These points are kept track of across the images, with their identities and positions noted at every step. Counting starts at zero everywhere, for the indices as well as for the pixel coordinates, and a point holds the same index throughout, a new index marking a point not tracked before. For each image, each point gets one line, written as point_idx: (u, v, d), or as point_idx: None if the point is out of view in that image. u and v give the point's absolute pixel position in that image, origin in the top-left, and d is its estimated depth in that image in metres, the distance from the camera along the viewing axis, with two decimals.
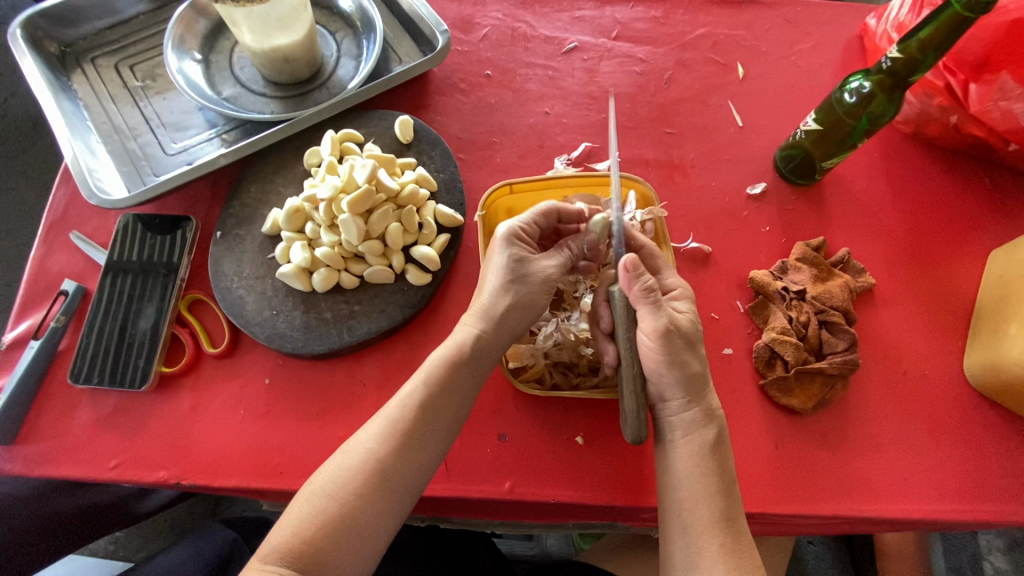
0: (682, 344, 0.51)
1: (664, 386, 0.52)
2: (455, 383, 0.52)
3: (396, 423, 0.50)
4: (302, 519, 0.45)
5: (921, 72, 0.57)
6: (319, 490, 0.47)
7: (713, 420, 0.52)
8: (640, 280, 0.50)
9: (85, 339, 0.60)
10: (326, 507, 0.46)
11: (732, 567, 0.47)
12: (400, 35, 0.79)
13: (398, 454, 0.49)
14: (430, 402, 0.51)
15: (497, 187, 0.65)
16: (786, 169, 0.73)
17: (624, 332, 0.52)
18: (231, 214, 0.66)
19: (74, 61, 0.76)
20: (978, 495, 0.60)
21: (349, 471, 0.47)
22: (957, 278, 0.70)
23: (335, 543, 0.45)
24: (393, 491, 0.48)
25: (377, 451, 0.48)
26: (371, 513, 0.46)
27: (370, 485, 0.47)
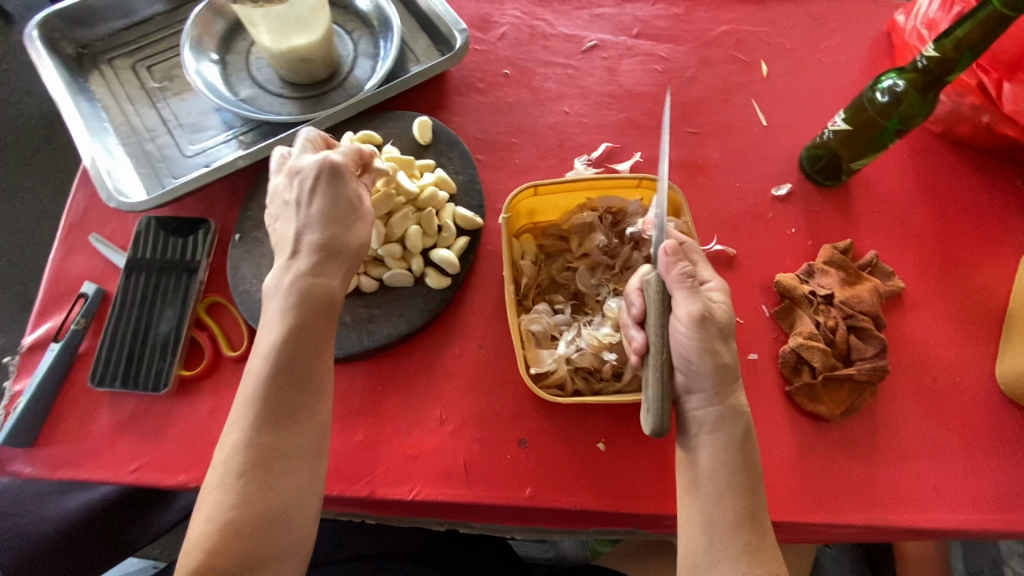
0: (716, 333, 0.51)
1: (694, 376, 0.51)
2: (286, 354, 0.49)
3: (253, 405, 0.47)
4: (207, 537, 0.45)
5: (957, 73, 0.55)
6: (212, 505, 0.46)
7: (740, 415, 0.51)
8: (677, 265, 0.51)
9: (104, 342, 0.60)
10: (228, 501, 0.45)
11: (751, 563, 0.48)
12: (418, 34, 0.78)
13: (274, 433, 0.47)
14: (267, 376, 0.48)
15: (520, 189, 0.62)
16: (812, 169, 0.71)
17: (655, 319, 0.51)
18: (249, 216, 0.66)
19: (92, 62, 0.75)
20: (1009, 505, 0.59)
21: (229, 477, 0.46)
22: (988, 282, 0.68)
23: (256, 538, 0.45)
24: (289, 462, 0.47)
25: (253, 433, 0.47)
26: (279, 489, 0.47)
27: (252, 470, 0.46)
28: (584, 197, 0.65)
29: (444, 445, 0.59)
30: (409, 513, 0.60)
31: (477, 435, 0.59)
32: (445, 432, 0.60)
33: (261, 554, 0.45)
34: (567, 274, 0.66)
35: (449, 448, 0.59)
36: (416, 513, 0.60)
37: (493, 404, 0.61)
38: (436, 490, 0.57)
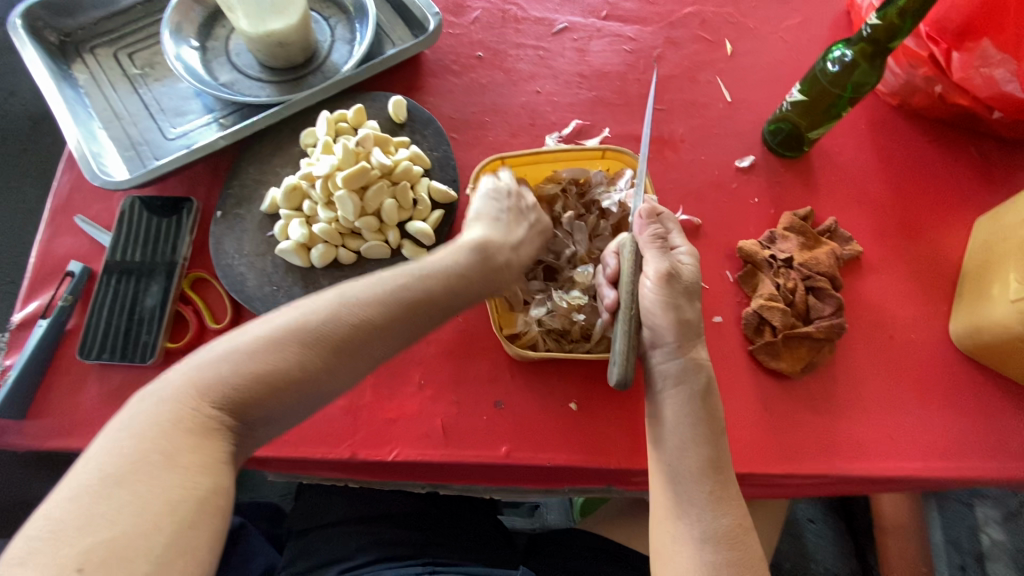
0: (680, 290, 0.54)
1: (658, 330, 0.54)
2: (450, 299, 0.50)
3: (359, 305, 0.45)
4: (243, 364, 0.41)
5: (900, 39, 0.58)
6: (279, 336, 0.42)
7: (701, 368, 0.54)
8: (650, 227, 0.56)
9: (91, 317, 0.62)
10: (285, 356, 0.42)
11: (717, 513, 0.49)
12: (393, 19, 0.80)
13: (369, 332, 0.45)
14: (421, 300, 0.48)
15: (488, 161, 0.66)
16: (774, 142, 0.74)
17: (627, 278, 0.53)
18: (230, 194, 0.68)
19: (74, 51, 0.77)
20: (962, 452, 0.62)
21: (301, 327, 0.43)
22: (942, 245, 0.71)
23: (281, 394, 0.42)
24: (355, 362, 0.45)
25: (353, 321, 0.44)
26: (324, 381, 0.44)
27: (314, 348, 0.43)
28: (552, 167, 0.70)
29: (423, 408, 0.61)
30: (391, 475, 0.63)
31: (454, 397, 0.62)
32: (424, 396, 0.62)
33: (266, 416, 0.42)
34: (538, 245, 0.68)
35: (428, 411, 0.61)
36: (397, 475, 0.62)
37: (469, 369, 0.63)
38: (415, 451, 0.60)
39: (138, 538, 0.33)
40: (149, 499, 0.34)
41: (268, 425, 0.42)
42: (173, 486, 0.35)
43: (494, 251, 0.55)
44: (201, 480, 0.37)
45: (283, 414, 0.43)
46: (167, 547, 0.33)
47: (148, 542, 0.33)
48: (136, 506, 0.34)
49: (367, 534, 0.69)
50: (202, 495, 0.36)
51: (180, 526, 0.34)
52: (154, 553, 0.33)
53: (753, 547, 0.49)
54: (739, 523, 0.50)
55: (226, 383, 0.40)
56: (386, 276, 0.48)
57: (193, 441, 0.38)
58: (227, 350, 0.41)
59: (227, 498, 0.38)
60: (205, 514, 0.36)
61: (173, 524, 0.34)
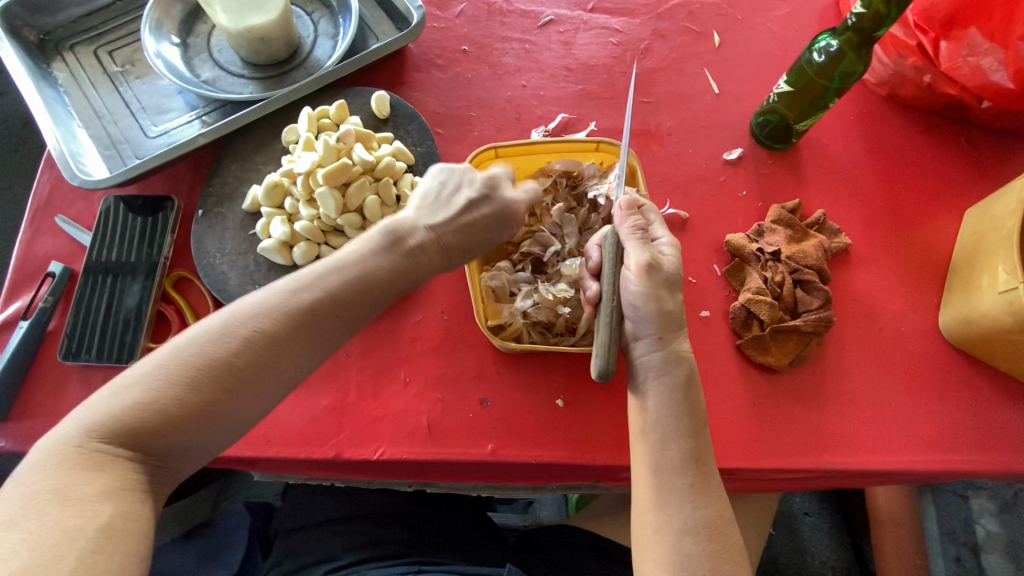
0: (662, 282, 0.52)
1: (640, 321, 0.52)
2: (372, 290, 0.47)
3: (244, 325, 0.42)
4: (134, 399, 0.39)
5: (885, 28, 0.57)
6: (174, 365, 0.40)
7: (683, 360, 0.53)
8: (631, 218, 0.53)
9: (72, 318, 0.62)
10: (176, 393, 0.40)
11: (698, 505, 0.49)
12: (377, 14, 0.79)
13: (263, 349, 0.43)
14: (323, 302, 0.44)
15: (481, 150, 0.65)
16: (762, 134, 0.73)
17: (609, 269, 0.53)
18: (212, 192, 0.67)
19: (54, 49, 0.76)
20: (950, 445, 0.62)
21: (196, 353, 0.41)
22: (930, 236, 0.70)
23: (189, 424, 0.41)
24: (264, 381, 0.43)
25: (246, 336, 0.42)
26: (238, 403, 0.42)
27: (207, 380, 0.41)
28: (546, 159, 0.69)
29: (407, 406, 0.61)
30: (376, 474, 0.62)
31: (439, 395, 0.61)
32: (409, 394, 0.61)
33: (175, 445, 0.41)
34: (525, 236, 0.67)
35: (412, 409, 0.61)
36: (383, 473, 0.62)
37: (454, 367, 0.63)
38: (400, 449, 0.59)
39: (37, 568, 0.34)
40: (46, 532, 0.35)
41: (185, 453, 0.42)
42: (69, 517, 0.36)
43: (405, 238, 0.49)
44: (101, 507, 0.37)
45: (199, 438, 0.42)
46: (74, 573, 0.34)
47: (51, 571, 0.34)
48: (26, 542, 0.34)
49: (356, 533, 0.69)
50: (104, 521, 0.37)
51: (83, 552, 0.35)
52: (62, 574, 0.34)
53: (733, 537, 0.49)
54: (720, 515, 0.49)
55: (119, 423, 0.39)
56: (274, 288, 0.45)
57: (86, 476, 0.38)
58: (115, 387, 0.40)
59: (142, 519, 0.39)
60: (109, 539, 0.36)
61: (74, 552, 0.35)
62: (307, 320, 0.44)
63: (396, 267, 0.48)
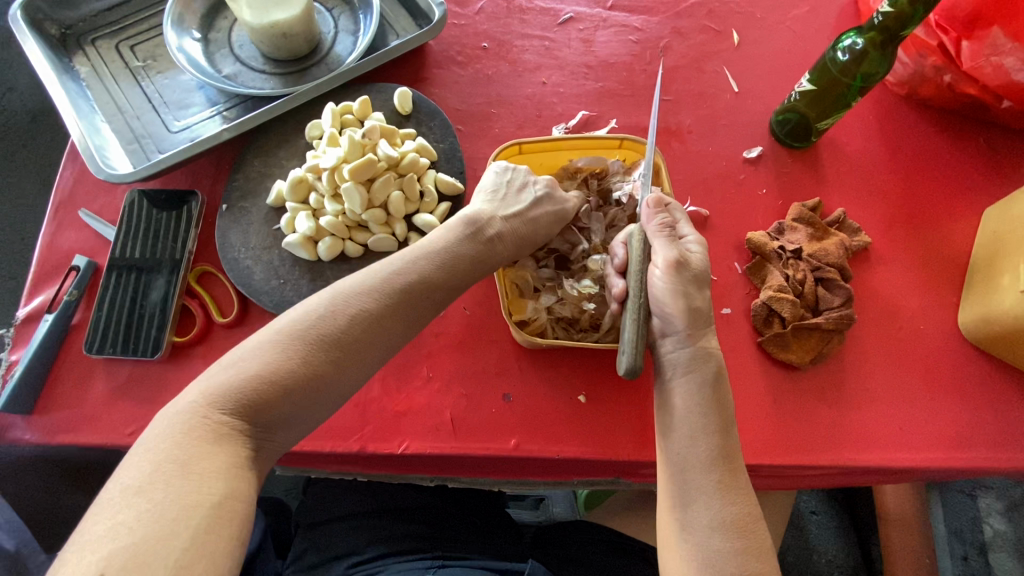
0: (689, 278, 0.53)
1: (667, 318, 0.53)
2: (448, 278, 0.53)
3: (350, 300, 0.47)
4: (249, 372, 0.42)
5: (912, 26, 0.57)
6: (285, 339, 0.43)
7: (711, 357, 0.53)
8: (658, 217, 0.56)
9: (98, 311, 0.62)
10: (292, 363, 0.43)
11: (726, 502, 0.49)
12: (397, 10, 0.79)
13: (367, 325, 0.47)
14: (415, 284, 0.50)
15: (505, 147, 0.66)
16: (782, 133, 0.73)
17: (637, 266, 0.54)
18: (235, 187, 0.67)
19: (75, 43, 0.76)
20: (969, 442, 0.62)
21: (306, 329, 0.44)
22: (950, 235, 0.70)
23: (292, 399, 0.43)
24: (360, 359, 0.46)
25: (351, 314, 0.46)
26: (339, 377, 0.45)
27: (318, 354, 0.44)
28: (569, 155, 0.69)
29: (431, 400, 0.61)
30: (399, 469, 0.63)
31: (462, 390, 0.62)
32: (432, 389, 0.62)
33: (278, 420, 0.42)
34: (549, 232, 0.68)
35: (436, 404, 0.61)
36: (406, 468, 0.62)
37: (478, 362, 0.63)
38: (424, 444, 0.60)
39: (155, 542, 0.34)
40: (167, 504, 0.36)
41: (284, 428, 0.43)
42: (187, 492, 0.37)
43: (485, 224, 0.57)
44: (214, 485, 0.38)
45: (299, 414, 0.44)
46: (186, 551, 0.35)
47: (168, 547, 0.34)
48: (149, 514, 0.35)
49: (377, 528, 0.69)
50: (217, 500, 0.37)
51: (196, 531, 0.36)
52: (172, 555, 0.34)
53: (762, 534, 0.49)
54: (748, 512, 0.49)
55: (240, 391, 0.41)
56: (376, 268, 0.50)
57: (206, 447, 0.39)
58: (229, 362, 0.42)
59: (246, 502, 0.39)
60: (219, 519, 0.37)
61: (189, 528, 0.35)
62: (403, 301, 0.49)
63: (480, 252, 0.56)
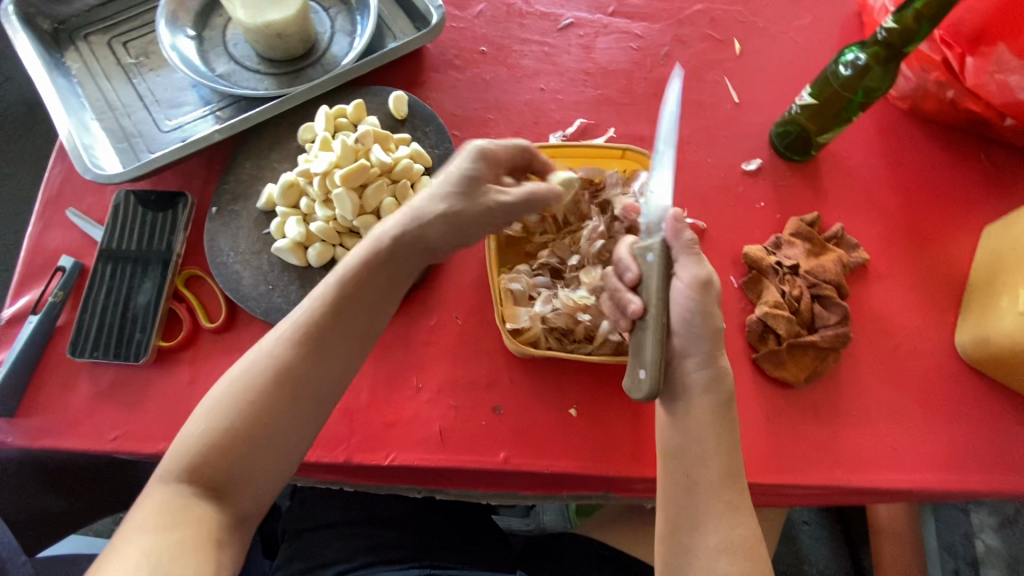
0: (713, 297, 0.52)
1: (691, 338, 0.52)
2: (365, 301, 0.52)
3: (276, 353, 0.49)
4: (199, 439, 0.46)
5: (915, 44, 0.57)
6: (226, 404, 0.47)
7: (728, 377, 0.53)
8: (685, 233, 0.52)
9: (83, 314, 0.61)
10: (232, 425, 0.46)
11: (732, 524, 0.49)
12: (395, 12, 0.78)
13: (298, 372, 0.49)
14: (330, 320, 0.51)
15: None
16: (782, 145, 0.72)
17: (659, 282, 0.51)
18: (226, 189, 0.67)
19: (67, 39, 0.75)
20: (964, 464, 0.61)
21: (248, 386, 0.48)
22: (949, 253, 0.69)
23: (247, 452, 0.46)
24: (307, 400, 0.49)
25: (276, 363, 0.48)
26: (279, 430, 0.48)
27: (261, 419, 0.47)
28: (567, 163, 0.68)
29: (420, 411, 0.60)
30: (387, 480, 0.62)
31: (452, 402, 0.61)
32: (422, 399, 0.61)
33: (237, 476, 0.46)
34: (547, 238, 0.68)
35: (425, 415, 0.60)
36: (393, 479, 0.62)
37: (468, 373, 0.62)
38: (411, 455, 0.59)
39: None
40: (132, 551, 0.40)
41: (244, 482, 0.46)
42: (150, 540, 0.41)
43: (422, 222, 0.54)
44: (171, 533, 0.42)
45: (250, 472, 0.47)
46: None
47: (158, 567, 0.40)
48: (119, 563, 0.40)
49: (364, 538, 0.69)
50: (177, 541, 0.42)
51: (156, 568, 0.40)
52: None
53: (766, 558, 0.49)
54: (753, 534, 0.49)
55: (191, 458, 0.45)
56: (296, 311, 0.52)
57: (170, 503, 0.44)
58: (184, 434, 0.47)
59: (214, 538, 0.44)
60: (182, 554, 0.41)
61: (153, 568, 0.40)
62: (333, 326, 0.51)
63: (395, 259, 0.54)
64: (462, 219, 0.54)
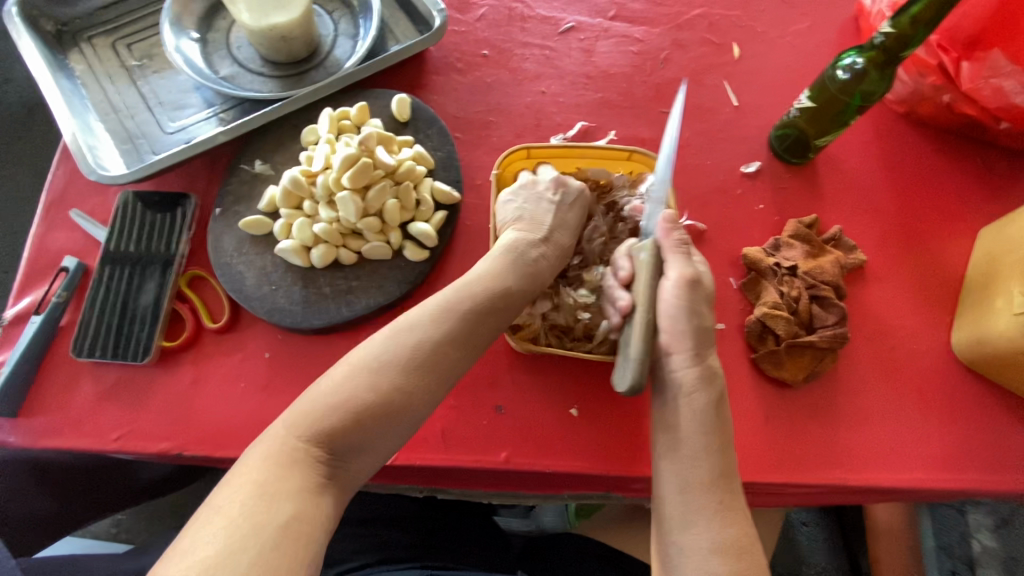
0: (700, 296, 0.54)
1: (675, 336, 0.54)
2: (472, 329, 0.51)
3: (439, 331, 0.49)
4: (318, 416, 0.44)
5: (911, 50, 0.58)
6: (330, 387, 0.45)
7: (717, 377, 0.53)
8: (677, 231, 0.56)
9: (86, 314, 0.61)
10: (369, 409, 0.45)
11: (724, 524, 0.48)
12: (397, 15, 0.79)
13: (428, 363, 0.48)
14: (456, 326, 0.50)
15: (513, 151, 0.66)
16: (780, 148, 0.73)
17: (647, 280, 0.53)
18: (229, 191, 0.67)
19: (71, 40, 0.76)
20: (961, 464, 0.62)
21: (362, 376, 0.45)
22: (944, 255, 0.70)
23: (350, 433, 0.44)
24: (426, 396, 0.47)
25: (413, 356, 0.47)
26: (382, 428, 0.45)
27: (395, 397, 0.46)
28: (576, 165, 0.69)
29: None
30: (389, 479, 0.62)
31: (453, 401, 0.61)
32: None
33: (350, 450, 0.44)
34: None
35: (427, 415, 0.61)
36: (395, 478, 0.62)
37: (470, 373, 0.63)
38: (413, 455, 0.59)
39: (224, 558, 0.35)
40: (241, 517, 0.38)
41: (357, 457, 0.45)
42: (258, 514, 0.38)
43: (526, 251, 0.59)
44: (282, 504, 0.40)
45: (358, 452, 0.45)
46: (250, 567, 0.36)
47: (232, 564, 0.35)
48: (225, 530, 0.37)
49: (366, 538, 0.69)
50: (284, 520, 0.39)
51: (264, 547, 0.37)
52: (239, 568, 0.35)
53: (759, 559, 0.48)
54: (745, 535, 0.48)
55: (320, 433, 0.43)
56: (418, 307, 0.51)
57: (281, 470, 0.41)
58: (304, 408, 0.45)
59: (314, 522, 0.41)
60: (289, 534, 0.38)
61: (258, 543, 0.37)
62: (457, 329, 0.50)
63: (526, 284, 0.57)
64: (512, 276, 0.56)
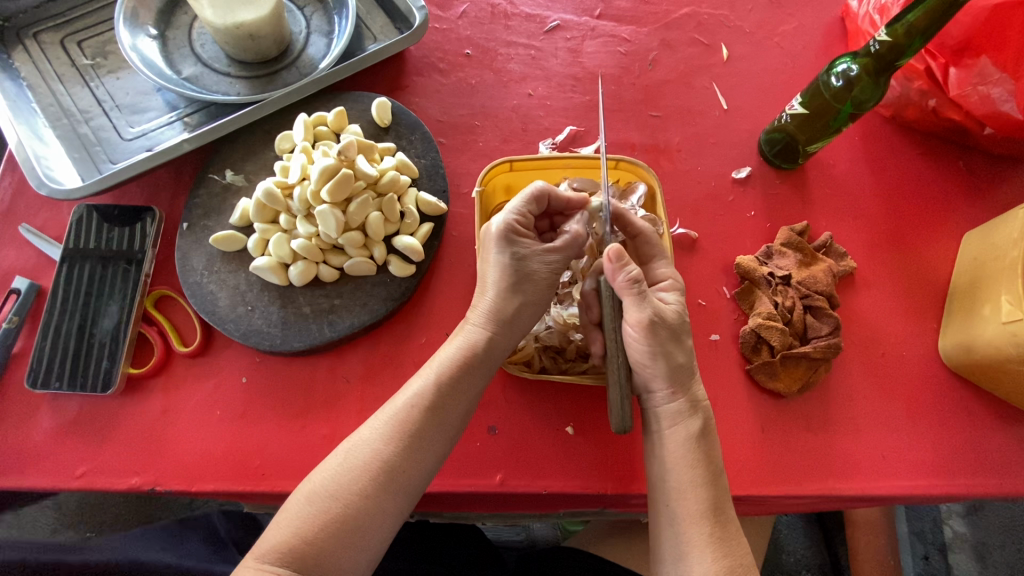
0: (666, 336, 0.52)
1: (649, 375, 0.53)
2: (463, 394, 0.52)
3: (426, 396, 0.50)
4: (316, 492, 0.46)
5: (907, 58, 0.57)
6: (333, 464, 0.48)
7: (699, 409, 0.53)
8: (625, 271, 0.50)
9: (42, 342, 0.56)
10: (361, 480, 0.46)
11: (718, 554, 0.47)
12: (373, 10, 0.74)
13: (416, 430, 0.49)
14: (443, 391, 0.51)
15: (497, 163, 0.63)
16: (770, 153, 0.72)
17: (611, 323, 0.52)
18: (198, 204, 0.63)
19: (14, 37, 0.69)
20: (950, 469, 0.62)
21: (366, 451, 0.48)
22: (929, 260, 0.71)
23: (347, 506, 0.45)
24: (417, 465, 0.48)
25: (403, 427, 0.49)
26: (367, 504, 0.46)
27: (390, 465, 0.47)
28: (561, 175, 0.67)
29: None
30: None
31: None
32: None
33: (342, 523, 0.45)
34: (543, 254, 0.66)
35: None
36: None
37: None
38: None
39: None
40: None
41: (353, 537, 0.45)
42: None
43: (530, 268, 0.54)
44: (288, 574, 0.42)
45: (352, 530, 0.45)
46: None
47: None
48: None
49: None
50: None
51: None
52: None
53: None
54: (741, 563, 0.48)
55: (322, 502, 0.46)
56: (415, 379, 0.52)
57: (286, 538, 0.44)
58: (308, 484, 0.47)
59: None
60: None
61: None
62: (451, 395, 0.51)
63: (523, 311, 0.55)
64: (529, 293, 0.54)
